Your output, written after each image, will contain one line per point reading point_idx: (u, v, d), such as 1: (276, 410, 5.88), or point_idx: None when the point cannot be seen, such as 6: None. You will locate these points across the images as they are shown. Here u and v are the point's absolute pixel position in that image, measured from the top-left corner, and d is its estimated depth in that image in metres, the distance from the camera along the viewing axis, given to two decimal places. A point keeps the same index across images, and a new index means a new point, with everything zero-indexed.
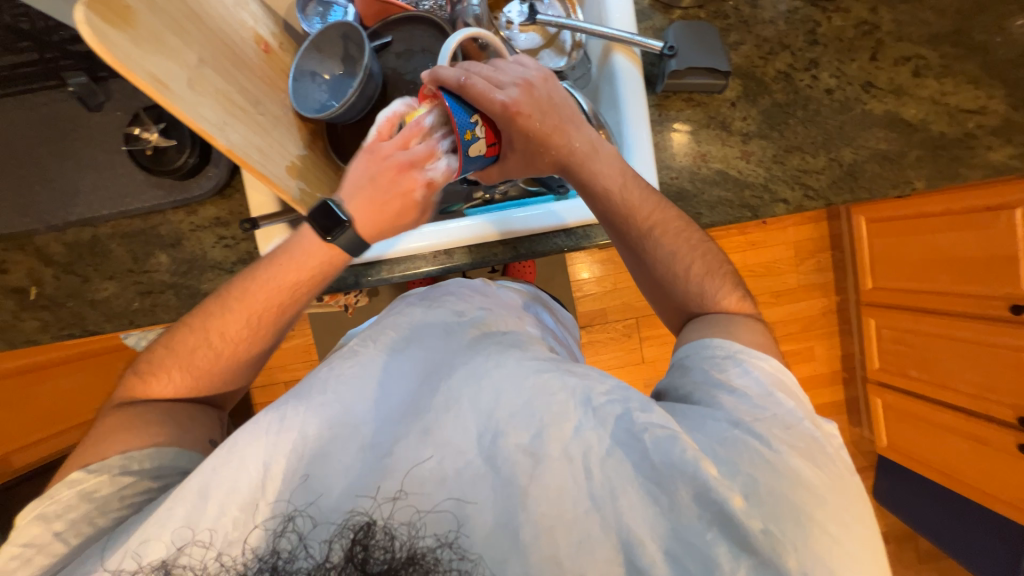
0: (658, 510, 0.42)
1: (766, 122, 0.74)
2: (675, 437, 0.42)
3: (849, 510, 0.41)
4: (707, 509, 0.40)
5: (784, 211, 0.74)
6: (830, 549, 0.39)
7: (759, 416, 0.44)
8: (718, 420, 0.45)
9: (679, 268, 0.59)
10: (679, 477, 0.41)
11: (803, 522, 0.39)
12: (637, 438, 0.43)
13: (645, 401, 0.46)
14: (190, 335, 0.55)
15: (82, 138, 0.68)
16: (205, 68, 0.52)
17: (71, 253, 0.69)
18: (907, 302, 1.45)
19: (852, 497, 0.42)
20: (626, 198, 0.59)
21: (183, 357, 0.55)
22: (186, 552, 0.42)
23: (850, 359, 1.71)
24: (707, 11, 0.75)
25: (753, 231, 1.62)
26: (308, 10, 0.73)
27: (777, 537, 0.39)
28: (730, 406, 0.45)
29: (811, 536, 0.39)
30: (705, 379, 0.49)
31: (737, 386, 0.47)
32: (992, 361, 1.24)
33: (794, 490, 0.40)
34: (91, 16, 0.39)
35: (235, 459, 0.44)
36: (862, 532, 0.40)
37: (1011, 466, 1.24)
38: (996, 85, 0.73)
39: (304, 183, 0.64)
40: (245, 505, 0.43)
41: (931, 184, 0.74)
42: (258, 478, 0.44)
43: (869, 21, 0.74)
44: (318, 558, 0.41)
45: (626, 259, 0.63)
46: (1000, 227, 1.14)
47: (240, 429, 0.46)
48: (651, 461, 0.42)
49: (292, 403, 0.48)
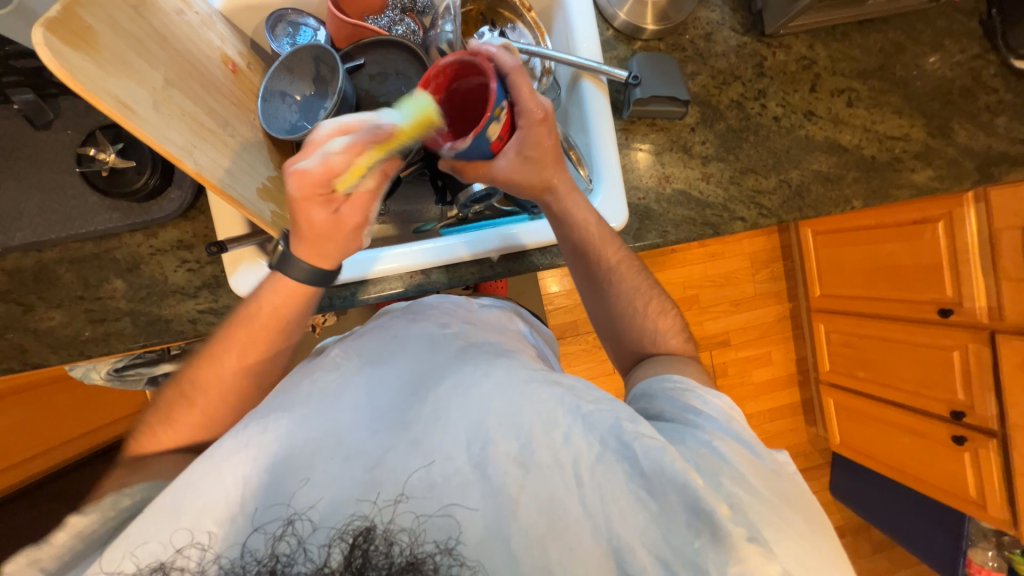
0: (648, 516, 0.43)
1: (722, 146, 0.80)
2: (664, 447, 0.43)
3: (809, 516, 0.45)
4: (696, 517, 0.41)
5: (741, 228, 0.80)
6: (806, 554, 0.41)
7: (728, 435, 0.49)
8: (695, 437, 0.48)
9: (629, 307, 0.67)
10: (669, 486, 0.42)
11: (778, 526, 0.42)
12: (627, 445, 0.44)
13: (633, 414, 0.47)
14: (171, 395, 0.58)
15: (26, 157, 0.63)
16: (171, 89, 0.51)
17: (12, 280, 0.64)
18: (850, 308, 1.56)
19: (808, 507, 0.46)
20: (594, 231, 0.65)
21: (167, 417, 0.58)
22: (183, 554, 0.42)
23: (803, 362, 1.82)
24: (666, 43, 0.81)
25: (712, 243, 1.71)
26: (277, 32, 0.72)
27: (763, 545, 0.40)
28: (704, 428, 0.49)
29: (785, 540, 0.41)
30: (672, 408, 0.54)
31: (706, 410, 0.52)
32: (926, 361, 1.35)
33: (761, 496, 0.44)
34: (51, 38, 0.38)
35: (215, 474, 0.44)
36: (823, 542, 0.43)
37: (946, 456, 1.36)
38: (916, 116, 0.82)
39: (275, 205, 0.63)
40: (223, 520, 0.43)
41: (867, 203, 0.81)
42: (241, 491, 0.44)
43: (808, 57, 0.82)
44: (318, 561, 0.40)
45: (579, 283, 0.70)
46: (926, 238, 1.27)
47: (225, 442, 0.47)
48: (641, 468, 0.43)
49: (276, 416, 0.48)
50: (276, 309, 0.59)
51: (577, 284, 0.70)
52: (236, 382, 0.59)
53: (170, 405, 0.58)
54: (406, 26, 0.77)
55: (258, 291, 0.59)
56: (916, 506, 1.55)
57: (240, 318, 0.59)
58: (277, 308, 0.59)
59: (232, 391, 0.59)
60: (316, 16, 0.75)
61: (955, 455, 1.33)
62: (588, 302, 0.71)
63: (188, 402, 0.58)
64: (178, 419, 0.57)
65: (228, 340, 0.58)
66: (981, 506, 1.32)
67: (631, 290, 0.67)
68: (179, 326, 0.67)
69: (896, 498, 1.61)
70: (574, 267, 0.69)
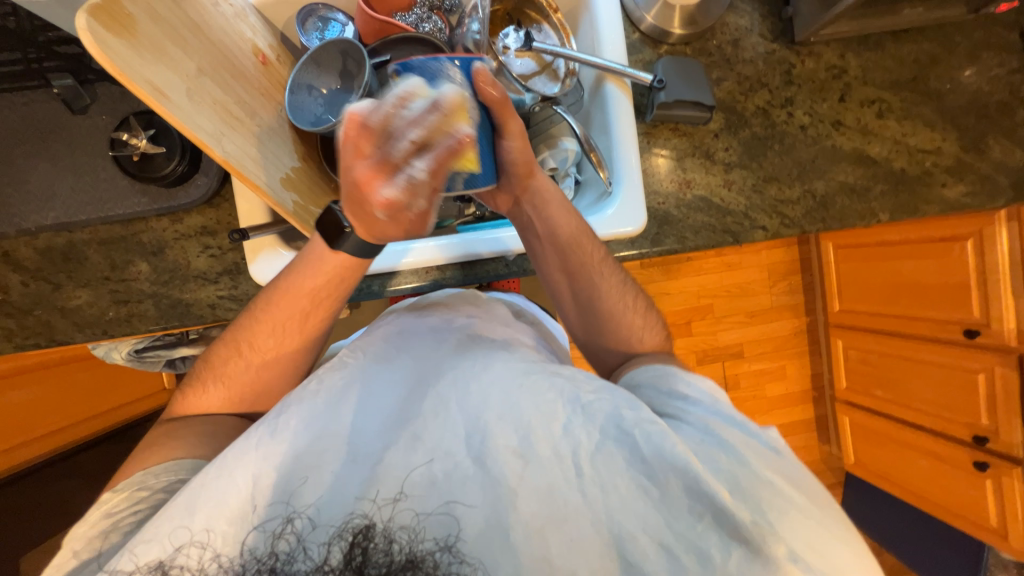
0: (650, 503, 0.42)
1: (745, 153, 0.78)
2: (664, 432, 0.43)
3: (818, 493, 0.43)
4: (699, 502, 0.41)
5: (762, 237, 0.78)
6: (815, 532, 0.40)
7: (716, 418, 0.47)
8: (691, 425, 0.47)
9: (609, 299, 0.66)
10: (669, 470, 0.42)
11: (786, 510, 0.41)
12: (627, 433, 0.45)
13: (630, 398, 0.47)
14: (224, 348, 0.59)
15: (62, 141, 0.66)
16: (203, 77, 0.52)
17: (42, 259, 0.66)
18: (870, 325, 1.52)
19: (814, 486, 0.44)
20: (570, 222, 0.65)
21: (216, 370, 0.59)
22: (183, 553, 0.41)
23: (818, 378, 1.78)
24: (693, 48, 0.80)
25: (728, 253, 1.68)
26: (307, 25, 0.73)
27: (766, 527, 0.39)
28: (697, 415, 0.48)
29: (793, 519, 0.40)
30: (658, 396, 0.52)
31: (690, 395, 0.51)
32: (949, 383, 1.31)
33: (766, 477, 0.42)
34: (93, 23, 0.39)
35: (226, 473, 0.44)
36: (830, 518, 0.41)
37: (967, 482, 1.31)
38: (948, 129, 0.80)
39: (297, 195, 0.64)
40: (234, 517, 0.43)
41: (894, 216, 0.79)
42: (248, 487, 0.44)
43: (838, 65, 0.80)
44: (318, 559, 0.41)
45: (558, 277, 0.68)
46: (954, 256, 1.23)
47: (232, 443, 0.46)
48: (642, 455, 0.43)
49: (283, 415, 0.48)
50: (318, 286, 0.58)
51: (554, 278, 0.68)
52: (288, 347, 0.60)
53: (225, 360, 0.59)
54: (434, 24, 0.78)
55: (300, 264, 0.58)
56: (931, 532, 1.51)
57: (281, 288, 0.58)
58: (319, 280, 0.58)
59: (285, 356, 0.60)
60: (345, 12, 0.76)
61: (976, 481, 1.29)
62: (564, 291, 0.69)
63: (243, 359, 0.59)
64: (233, 371, 0.59)
65: (280, 310, 0.58)
66: (1002, 536, 1.27)
67: (610, 285, 0.66)
68: (199, 310, 0.69)
69: (912, 523, 1.56)
70: (551, 262, 0.67)
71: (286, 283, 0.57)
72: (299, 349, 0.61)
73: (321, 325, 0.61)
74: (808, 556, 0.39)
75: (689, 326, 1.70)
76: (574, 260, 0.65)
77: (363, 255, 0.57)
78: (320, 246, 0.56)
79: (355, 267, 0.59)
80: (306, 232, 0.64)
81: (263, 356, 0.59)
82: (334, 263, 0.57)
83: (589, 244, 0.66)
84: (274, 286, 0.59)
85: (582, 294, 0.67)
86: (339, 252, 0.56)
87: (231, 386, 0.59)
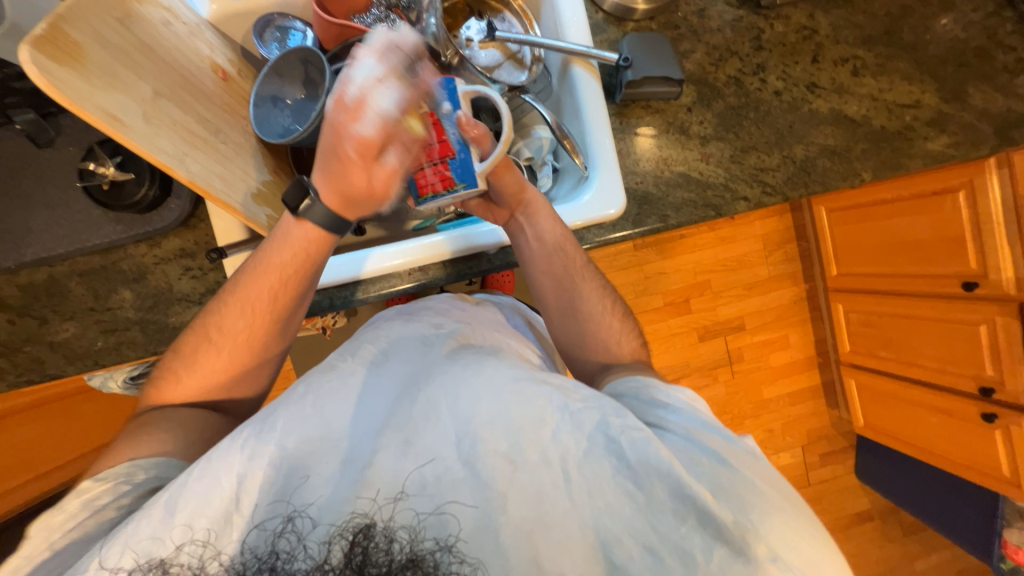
0: (635, 507, 0.44)
1: (721, 124, 0.77)
2: (650, 438, 0.45)
3: (800, 501, 0.46)
4: (684, 504, 0.43)
5: (745, 208, 0.77)
6: (797, 535, 0.42)
7: (696, 426, 0.49)
8: (673, 433, 0.49)
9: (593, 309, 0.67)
10: (655, 475, 0.44)
11: (763, 508, 0.43)
12: (615, 441, 0.46)
13: (618, 406, 0.49)
14: (193, 335, 0.59)
15: (33, 176, 0.65)
16: (161, 99, 0.52)
17: (26, 295, 0.67)
18: (869, 286, 1.51)
19: (793, 494, 0.46)
20: (561, 239, 0.67)
21: (188, 360, 0.59)
22: (183, 551, 0.43)
23: (822, 344, 1.78)
24: (658, 22, 0.78)
25: (722, 227, 1.68)
26: (265, 36, 0.73)
27: (747, 527, 0.42)
28: (677, 424, 0.50)
29: (779, 525, 0.42)
30: (639, 406, 0.54)
31: (671, 403, 0.52)
32: (952, 337, 1.30)
33: (752, 483, 0.45)
34: (38, 55, 0.39)
35: (210, 477, 0.44)
36: (809, 521, 0.44)
37: (976, 434, 1.30)
38: (927, 81, 0.78)
39: (270, 208, 0.64)
40: (218, 519, 0.44)
41: (878, 175, 0.78)
42: (233, 492, 0.45)
43: (808, 26, 0.79)
44: (318, 559, 0.42)
45: (546, 286, 0.68)
46: (947, 209, 1.21)
47: (218, 446, 0.47)
48: (628, 461, 0.45)
49: (269, 419, 0.49)
50: (288, 261, 0.60)
51: (541, 287, 0.69)
52: (259, 327, 0.60)
53: (195, 348, 0.59)
54: (392, 23, 0.76)
55: (269, 244, 0.60)
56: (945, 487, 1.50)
57: (252, 270, 0.60)
58: (290, 256, 0.60)
59: (260, 340, 0.61)
60: (303, 19, 0.75)
61: (985, 433, 1.28)
62: (547, 296, 0.69)
63: (213, 346, 0.59)
64: (204, 360, 0.59)
65: (250, 288, 0.59)
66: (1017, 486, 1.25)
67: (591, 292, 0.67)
68: (186, 332, 0.69)
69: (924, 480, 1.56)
70: (541, 273, 0.68)
71: (259, 258, 0.59)
72: (267, 335, 0.61)
73: (295, 306, 0.62)
74: (789, 555, 0.41)
75: (689, 304, 1.69)
76: (559, 265, 0.67)
77: (330, 226, 0.59)
78: (290, 220, 0.59)
79: (323, 241, 0.61)
80: None
81: (235, 342, 0.59)
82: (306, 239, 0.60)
83: (573, 250, 0.68)
84: (244, 274, 0.60)
85: (565, 300, 0.68)
86: (305, 222, 0.59)
87: (206, 374, 0.59)
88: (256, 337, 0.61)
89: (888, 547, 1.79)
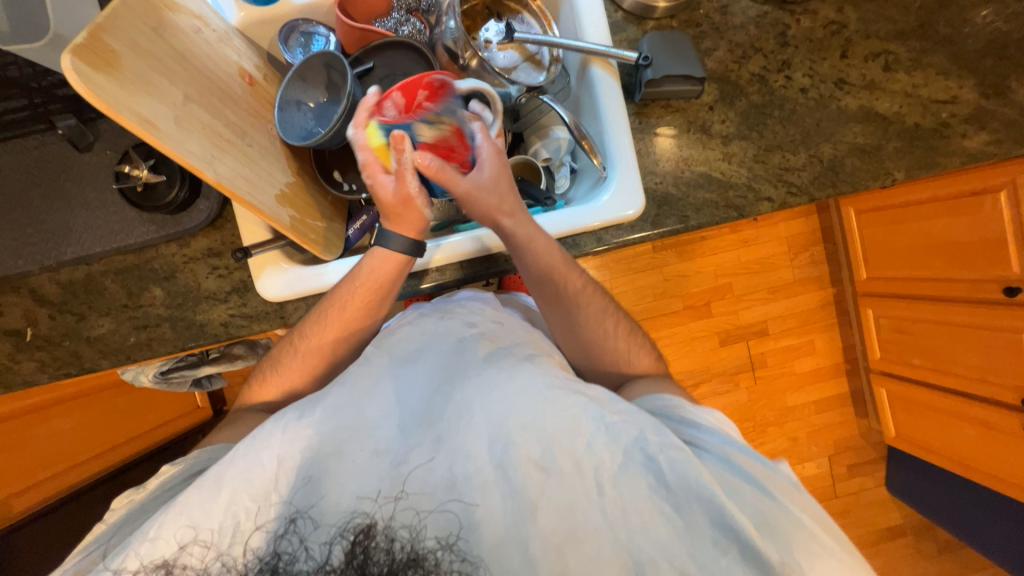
0: (673, 531, 0.44)
1: (744, 123, 0.75)
2: (691, 459, 0.45)
3: (847, 548, 0.44)
4: (724, 533, 0.43)
5: (769, 209, 0.75)
6: (841, 570, 0.42)
7: (734, 448, 0.49)
8: (711, 454, 0.49)
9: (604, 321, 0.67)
10: (694, 498, 0.44)
11: (808, 545, 0.43)
12: (654, 459, 0.46)
13: (655, 423, 0.49)
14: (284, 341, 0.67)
15: (72, 179, 0.69)
16: (191, 104, 0.54)
17: (65, 291, 0.70)
18: (901, 290, 1.45)
19: (840, 539, 0.45)
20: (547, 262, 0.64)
21: (275, 361, 0.67)
22: (186, 552, 0.42)
23: (851, 350, 1.72)
24: (679, 20, 0.77)
25: (743, 229, 1.64)
26: (290, 42, 0.75)
27: (794, 566, 0.41)
28: (715, 446, 0.49)
29: (821, 562, 0.42)
30: (670, 424, 0.54)
31: (704, 423, 0.53)
32: (993, 344, 1.23)
33: (798, 519, 0.44)
34: (77, 62, 0.41)
35: (252, 456, 0.47)
36: (851, 559, 0.43)
37: (1018, 448, 1.23)
38: (965, 76, 0.75)
39: (294, 209, 0.66)
40: (257, 496, 0.45)
41: (911, 174, 0.75)
42: (273, 472, 0.46)
43: (836, 21, 0.76)
44: (319, 560, 0.43)
45: (541, 303, 0.68)
46: (987, 210, 1.15)
47: (264, 426, 0.50)
48: (667, 483, 0.45)
49: (311, 404, 0.51)
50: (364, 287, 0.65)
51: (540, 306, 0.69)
52: (333, 340, 0.66)
53: (281, 352, 0.67)
54: (413, 26, 0.79)
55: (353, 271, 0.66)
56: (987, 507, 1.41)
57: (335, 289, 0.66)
58: (368, 284, 0.65)
59: (332, 351, 0.66)
60: (326, 24, 0.77)
61: None
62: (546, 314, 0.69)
63: (296, 353, 0.66)
64: (287, 365, 0.66)
65: (330, 308, 0.65)
66: None
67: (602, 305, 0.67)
68: (212, 330, 0.71)
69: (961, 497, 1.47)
70: (534, 292, 0.68)
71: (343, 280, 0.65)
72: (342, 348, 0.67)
73: (365, 325, 0.67)
74: None
75: (709, 307, 1.65)
76: (551, 289, 0.66)
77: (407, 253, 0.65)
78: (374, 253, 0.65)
79: (398, 271, 0.66)
80: (305, 244, 0.66)
81: (314, 353, 0.65)
82: (385, 271, 0.65)
83: (571, 273, 0.66)
84: (329, 295, 0.66)
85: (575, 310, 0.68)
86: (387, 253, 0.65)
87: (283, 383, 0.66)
88: (332, 347, 0.66)
89: (921, 564, 1.70)
